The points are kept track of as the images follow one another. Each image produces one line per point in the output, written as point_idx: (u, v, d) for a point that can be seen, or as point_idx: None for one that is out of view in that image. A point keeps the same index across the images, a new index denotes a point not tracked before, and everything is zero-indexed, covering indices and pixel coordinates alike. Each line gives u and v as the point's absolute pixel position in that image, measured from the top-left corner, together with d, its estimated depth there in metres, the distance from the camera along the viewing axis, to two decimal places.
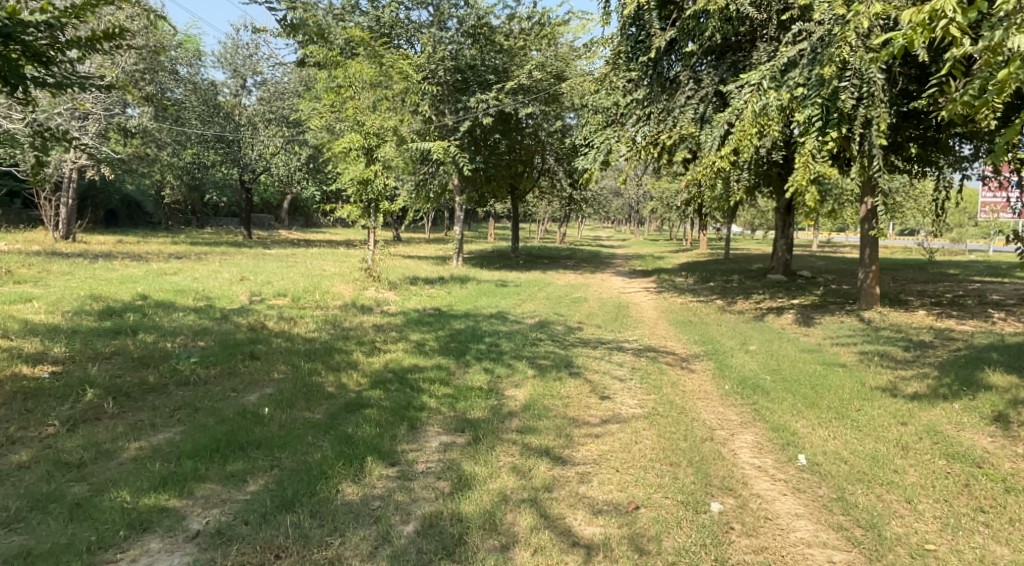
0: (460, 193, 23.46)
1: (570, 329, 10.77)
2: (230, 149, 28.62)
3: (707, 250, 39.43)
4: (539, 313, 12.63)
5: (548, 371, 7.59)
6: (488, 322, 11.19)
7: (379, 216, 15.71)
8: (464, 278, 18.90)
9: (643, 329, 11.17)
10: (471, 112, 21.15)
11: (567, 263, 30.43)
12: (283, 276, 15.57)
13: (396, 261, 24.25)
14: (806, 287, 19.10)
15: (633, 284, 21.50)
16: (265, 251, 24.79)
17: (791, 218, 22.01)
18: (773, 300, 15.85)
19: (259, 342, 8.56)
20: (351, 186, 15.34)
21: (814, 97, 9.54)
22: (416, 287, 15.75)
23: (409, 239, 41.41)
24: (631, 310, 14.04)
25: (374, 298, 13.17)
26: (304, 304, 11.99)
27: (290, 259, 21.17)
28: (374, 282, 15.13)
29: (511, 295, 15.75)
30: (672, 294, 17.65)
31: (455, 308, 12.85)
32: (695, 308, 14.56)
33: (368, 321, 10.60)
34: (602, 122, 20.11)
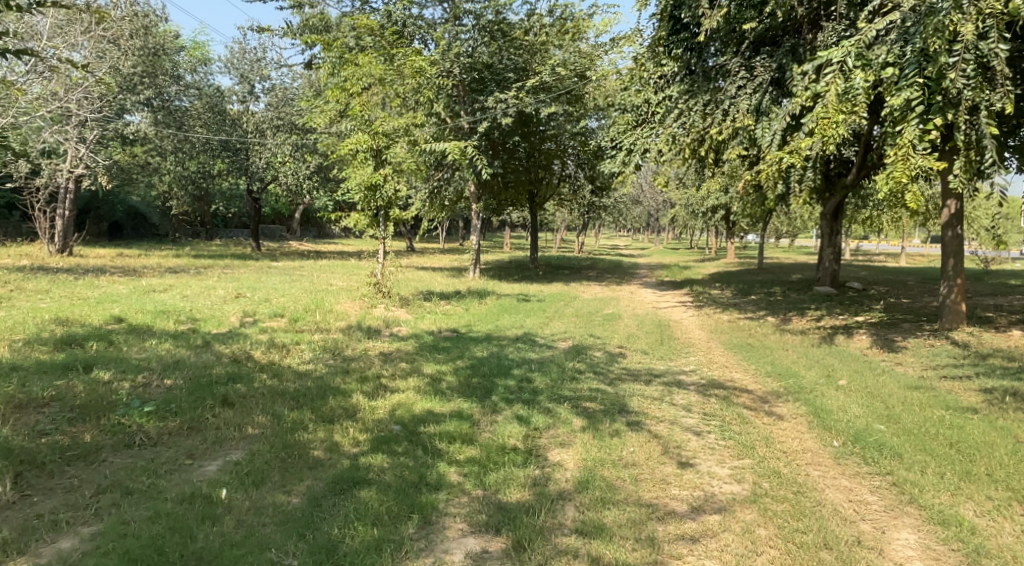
0: (476, 200, 21.88)
1: (613, 356, 9.11)
2: (236, 157, 27.04)
3: (737, 259, 37.47)
4: (573, 335, 10.97)
5: (600, 419, 5.94)
6: (515, 348, 9.56)
7: (390, 226, 14.00)
8: (484, 293, 17.27)
9: (699, 356, 9.48)
10: (489, 113, 19.51)
11: (591, 274, 28.66)
12: (283, 292, 13.99)
13: (410, 274, 22.65)
14: (861, 301, 17.28)
15: (666, 297, 19.78)
16: (270, 264, 23.29)
17: (838, 225, 20.42)
18: (833, 317, 14.09)
19: (238, 380, 6.99)
20: (358, 193, 13.62)
21: (913, 77, 7.83)
22: (431, 304, 14.12)
23: (423, 250, 39.79)
24: (674, 330, 12.36)
25: (383, 318, 11.56)
26: (302, 326, 10.39)
27: (295, 273, 19.62)
28: (384, 299, 13.50)
29: (537, 313, 14.09)
30: (714, 310, 15.89)
31: (475, 329, 11.22)
32: (747, 327, 12.85)
33: (375, 348, 9.01)
34: (631, 122, 18.54)
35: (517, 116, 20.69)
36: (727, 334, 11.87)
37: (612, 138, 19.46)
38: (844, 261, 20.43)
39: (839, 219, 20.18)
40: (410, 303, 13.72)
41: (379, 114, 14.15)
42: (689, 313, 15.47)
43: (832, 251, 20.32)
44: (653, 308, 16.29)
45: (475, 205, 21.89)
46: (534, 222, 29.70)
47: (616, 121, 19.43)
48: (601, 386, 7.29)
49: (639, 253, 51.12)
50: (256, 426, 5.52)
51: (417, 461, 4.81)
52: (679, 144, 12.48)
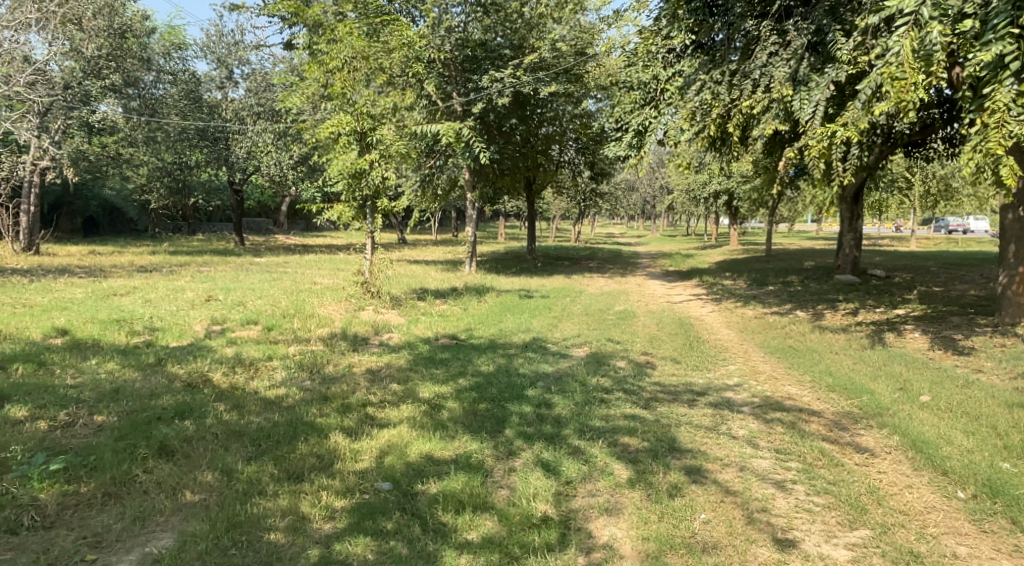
0: (470, 189, 20.43)
1: (640, 367, 7.76)
2: (213, 147, 25.39)
3: (741, 246, 36.07)
4: (589, 339, 9.61)
5: (644, 464, 4.66)
6: (524, 359, 8.20)
7: (378, 218, 12.54)
8: (482, 290, 15.83)
9: (741, 364, 8.12)
10: (484, 92, 18.11)
11: (592, 265, 27.26)
12: (261, 294, 12.57)
13: (401, 269, 21.22)
14: (892, 291, 15.90)
15: (677, 289, 18.45)
16: (252, 260, 21.82)
17: (859, 209, 19.15)
18: (870, 310, 12.75)
19: (188, 413, 5.65)
20: (341, 181, 12.12)
21: (1004, 28, 6.51)
22: (425, 304, 12.70)
23: (415, 242, 38.29)
24: (699, 329, 11.02)
25: (372, 324, 10.15)
26: (278, 335, 8.98)
27: (277, 270, 18.13)
28: (373, 300, 12.07)
29: (542, 311, 12.71)
30: (735, 303, 14.55)
31: (476, 334, 9.83)
32: (778, 325, 11.49)
33: (361, 363, 7.63)
34: (638, 101, 17.12)
35: (514, 96, 19.21)
36: (759, 334, 10.53)
37: (616, 118, 18.05)
38: (865, 248, 19.18)
39: (861, 202, 19.00)
40: (401, 304, 12.31)
41: (364, 91, 12.68)
42: (708, 308, 14.10)
43: (853, 237, 19.07)
44: (668, 303, 14.95)
45: (469, 194, 20.46)
46: (531, 210, 28.15)
47: (621, 101, 18.05)
48: (639, 411, 5.98)
49: (637, 240, 49.64)
50: (199, 489, 4.32)
51: (414, 550, 3.82)
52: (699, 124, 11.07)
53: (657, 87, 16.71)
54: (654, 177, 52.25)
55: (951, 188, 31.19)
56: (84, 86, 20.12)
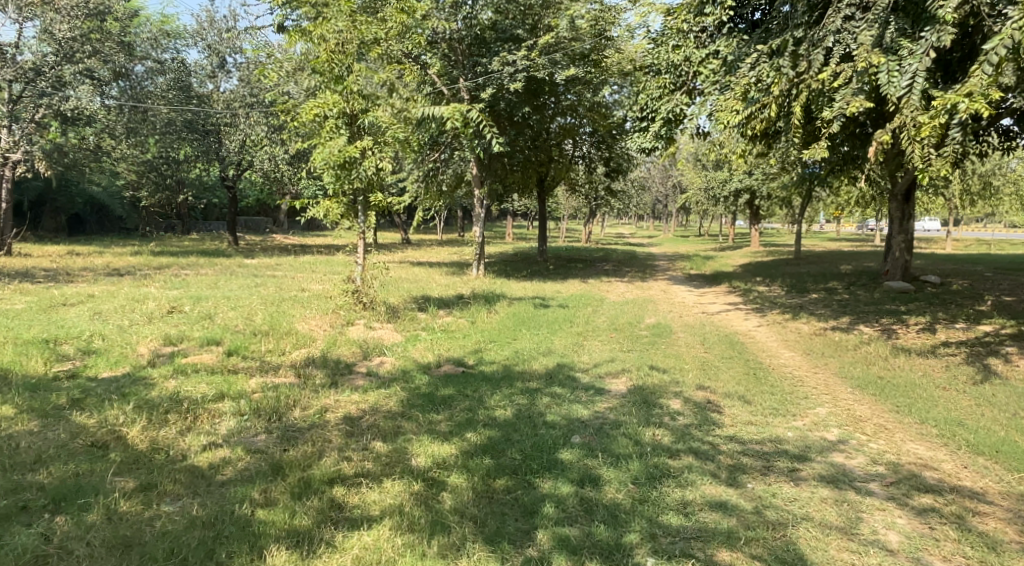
0: (478, 185, 18.59)
1: (705, 412, 5.97)
2: (202, 139, 23.54)
3: (762, 247, 34.11)
4: (627, 366, 7.79)
5: None
6: (552, 396, 6.42)
7: (372, 217, 10.67)
8: (493, 298, 13.99)
9: (831, 406, 6.32)
10: (493, 77, 16.42)
11: (609, 268, 25.37)
12: (235, 304, 10.75)
13: (402, 273, 19.45)
14: (956, 302, 14.03)
15: (709, 295, 16.62)
16: (241, 262, 20.02)
17: (911, 208, 17.40)
18: (947, 327, 10.90)
19: (73, 500, 4.05)
20: (327, 171, 10.24)
21: None
22: (426, 318, 10.89)
23: (420, 243, 36.54)
24: (754, 351, 9.15)
25: (360, 344, 8.37)
26: (240, 362, 7.16)
27: (264, 274, 16.34)
28: (365, 313, 10.24)
29: (562, 326, 10.89)
30: (782, 316, 12.73)
31: (487, 359, 8.02)
32: (847, 347, 9.62)
33: (340, 404, 5.86)
34: (668, 86, 15.31)
35: (527, 83, 17.42)
36: (832, 360, 8.67)
37: (640, 106, 16.27)
38: (917, 251, 17.45)
39: (912, 202, 17.32)
40: (397, 317, 10.51)
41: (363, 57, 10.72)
42: (753, 321, 12.23)
43: (903, 239, 17.33)
44: (704, 314, 13.08)
45: (477, 190, 18.62)
46: (543, 210, 26.24)
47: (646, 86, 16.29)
48: (725, 492, 4.26)
49: (650, 241, 47.63)
50: None
51: None
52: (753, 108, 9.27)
53: (689, 70, 14.91)
54: (668, 176, 50.21)
55: (990, 185, 29.22)
56: (59, 71, 18.27)
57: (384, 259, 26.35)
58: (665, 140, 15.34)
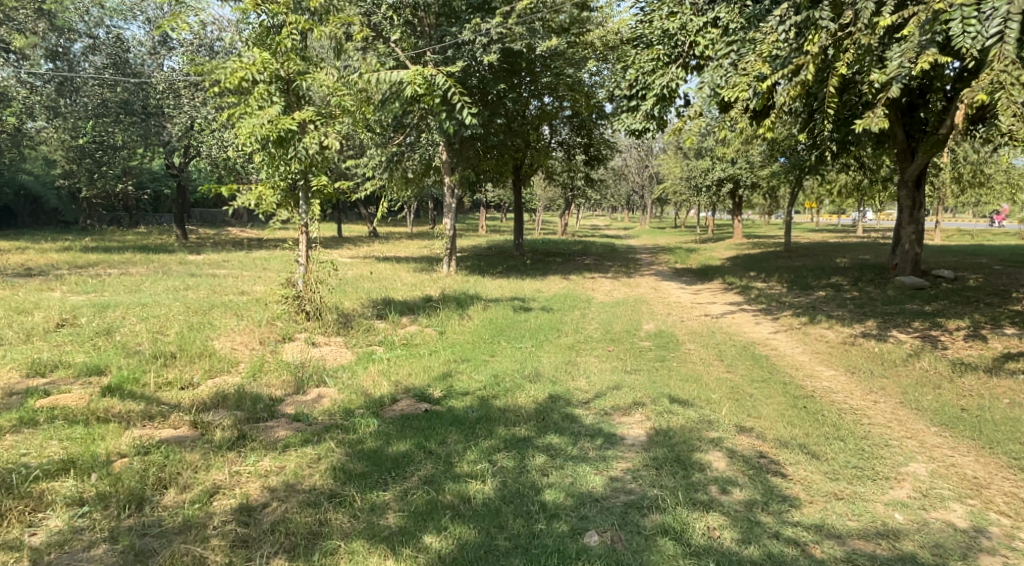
0: (448, 171, 16.87)
1: (769, 482, 4.28)
2: (141, 122, 21.15)
3: (746, 240, 32.59)
4: (640, 396, 6.03)
5: None
6: (547, 450, 4.68)
7: (317, 206, 8.58)
8: (464, 301, 12.11)
9: (928, 460, 4.70)
10: (465, 48, 14.59)
11: (590, 262, 23.59)
12: (148, 313, 8.79)
13: (364, 272, 17.54)
14: (985, 301, 12.56)
15: (704, 293, 14.98)
16: (183, 258, 17.91)
17: (921, 196, 15.96)
18: (996, 333, 9.35)
19: None
20: (256, 150, 8.10)
21: None
22: (384, 330, 9.00)
23: (387, 236, 34.49)
24: (789, 372, 7.40)
25: (295, 369, 6.46)
26: (116, 402, 5.23)
27: (202, 273, 14.31)
28: (307, 324, 8.34)
29: (550, 337, 9.10)
30: (798, 319, 11.13)
31: (458, 387, 6.21)
32: (892, 361, 7.97)
33: (240, 480, 4.20)
34: (661, 58, 13.60)
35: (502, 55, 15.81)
36: (885, 382, 6.98)
37: (629, 82, 14.56)
38: (928, 243, 16.01)
39: (924, 189, 15.85)
40: (347, 330, 8.60)
41: (312, 11, 8.50)
42: (768, 327, 10.54)
43: (914, 231, 15.86)
44: (709, 317, 11.37)
45: (447, 178, 16.92)
46: (518, 200, 24.32)
47: (635, 59, 14.55)
48: None
49: (626, 234, 46.01)
50: None
51: None
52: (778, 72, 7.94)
53: (685, 40, 13.14)
54: (644, 166, 48.58)
55: (983, 175, 28.05)
56: None
57: (346, 255, 24.24)
58: (657, 121, 14.12)
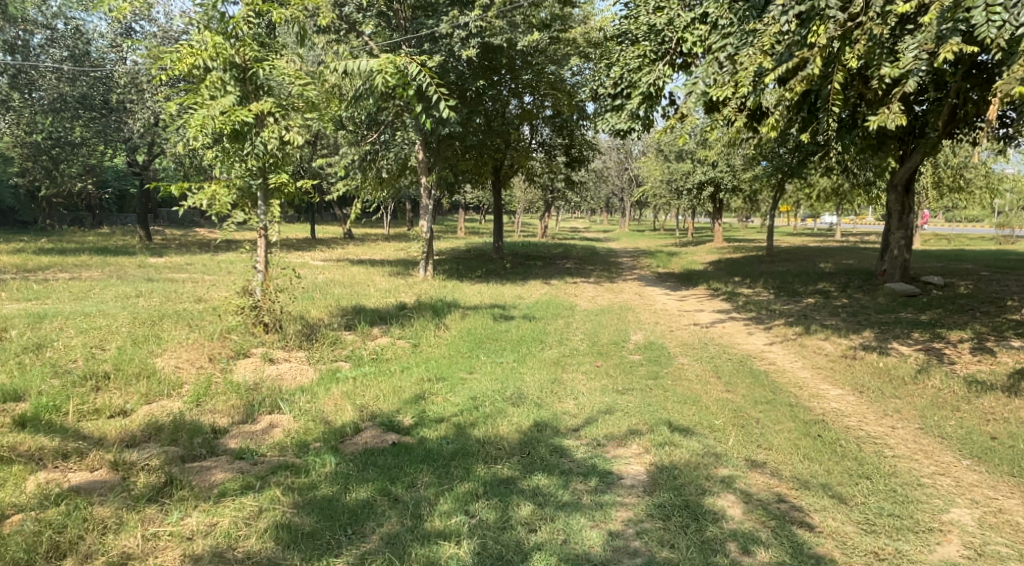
0: (424, 172, 16.19)
1: (794, 539, 3.77)
2: (101, 117, 20.27)
3: (727, 243, 32.22)
4: (635, 422, 5.41)
5: None
6: (535, 494, 4.11)
7: (277, 207, 7.72)
8: (440, 308, 11.42)
9: (969, 505, 4.22)
10: (442, 43, 13.91)
11: (570, 266, 22.98)
12: (89, 323, 7.99)
13: (335, 276, 16.77)
14: (980, 309, 12.14)
15: (690, 300, 14.42)
16: (143, 262, 17.01)
17: (911, 200, 15.56)
18: (1003, 345, 8.87)
19: None
20: (208, 145, 7.30)
21: None
22: (352, 343, 8.28)
23: (361, 237, 33.60)
24: (793, 391, 6.80)
25: (247, 391, 5.72)
26: (28, 437, 4.49)
27: (160, 277, 13.45)
28: (266, 338, 7.58)
29: (532, 350, 8.45)
30: (791, 329, 10.60)
31: (432, 412, 5.54)
32: (901, 378, 7.41)
33: (158, 545, 3.65)
34: (647, 55, 13.03)
35: (481, 51, 15.22)
36: (899, 403, 6.40)
37: (613, 80, 13.97)
38: (916, 248, 15.61)
39: (913, 194, 15.43)
40: (310, 343, 7.86)
41: None
42: (762, 338, 9.99)
43: (903, 236, 15.43)
44: (699, 327, 10.80)
45: (423, 178, 16.27)
46: (497, 202, 23.65)
47: (620, 56, 13.95)
48: None
49: (605, 236, 45.54)
50: None
51: None
52: (782, 65, 7.42)
53: (672, 36, 12.56)
54: (623, 169, 48.19)
55: (963, 179, 27.94)
56: None
57: (319, 257, 23.39)
58: (643, 120, 13.54)
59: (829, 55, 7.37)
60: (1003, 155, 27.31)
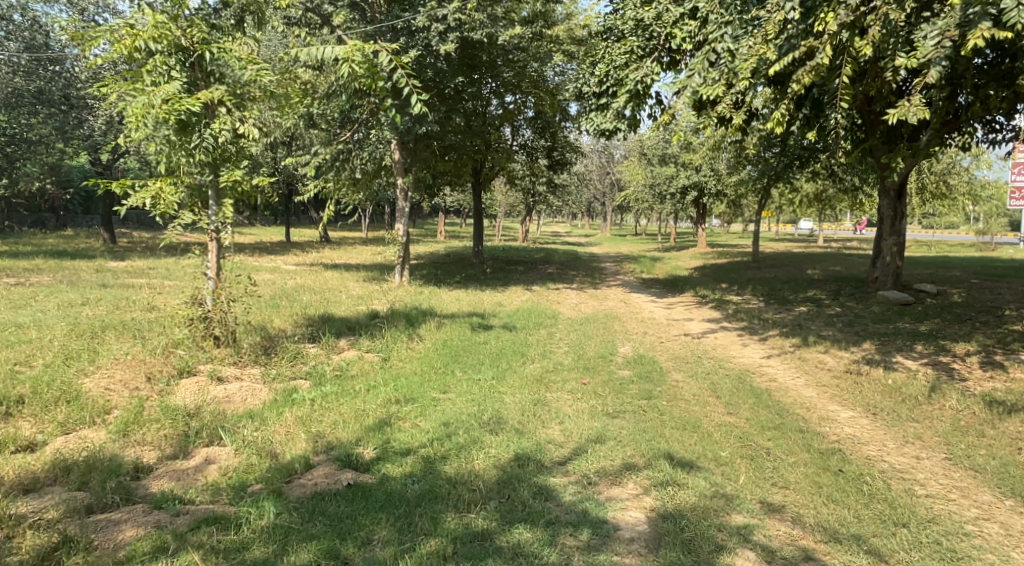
0: (401, 173, 15.52)
1: None
2: (60, 113, 19.30)
3: (710, 249, 31.72)
4: (630, 454, 4.76)
5: None
6: (514, 556, 3.57)
7: (229, 207, 6.79)
8: (415, 317, 10.68)
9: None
10: (419, 37, 13.22)
11: (552, 272, 22.32)
12: (20, 336, 7.21)
13: (306, 282, 15.99)
14: (979, 319, 11.63)
15: (677, 307, 13.83)
16: (102, 266, 16.10)
17: (903, 205, 15.04)
18: (1013, 359, 8.32)
19: None
20: (150, 137, 6.48)
21: None
22: (315, 357, 7.53)
23: (338, 241, 32.74)
24: (802, 415, 6.13)
25: (183, 418, 4.99)
26: None
27: (116, 283, 12.62)
28: (217, 355, 6.73)
29: (513, 364, 7.76)
30: (786, 340, 10.02)
31: (397, 441, 4.85)
32: (913, 396, 6.79)
33: None
34: (635, 51, 12.42)
35: (460, 47, 14.61)
36: (919, 428, 5.77)
37: (598, 77, 13.39)
38: (908, 254, 15.09)
39: (905, 200, 14.85)
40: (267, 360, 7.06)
41: None
42: (757, 350, 9.38)
43: (896, 242, 14.86)
44: (690, 337, 10.17)
45: (399, 179, 15.58)
46: (477, 205, 22.95)
47: (605, 53, 13.36)
48: None
49: (587, 241, 44.98)
50: None
51: None
52: (788, 56, 6.84)
53: (661, 31, 11.96)
54: (605, 174, 47.71)
55: (947, 186, 27.68)
56: None
57: (292, 261, 22.56)
58: (629, 120, 12.89)
59: (838, 47, 6.79)
60: (987, 161, 27.08)
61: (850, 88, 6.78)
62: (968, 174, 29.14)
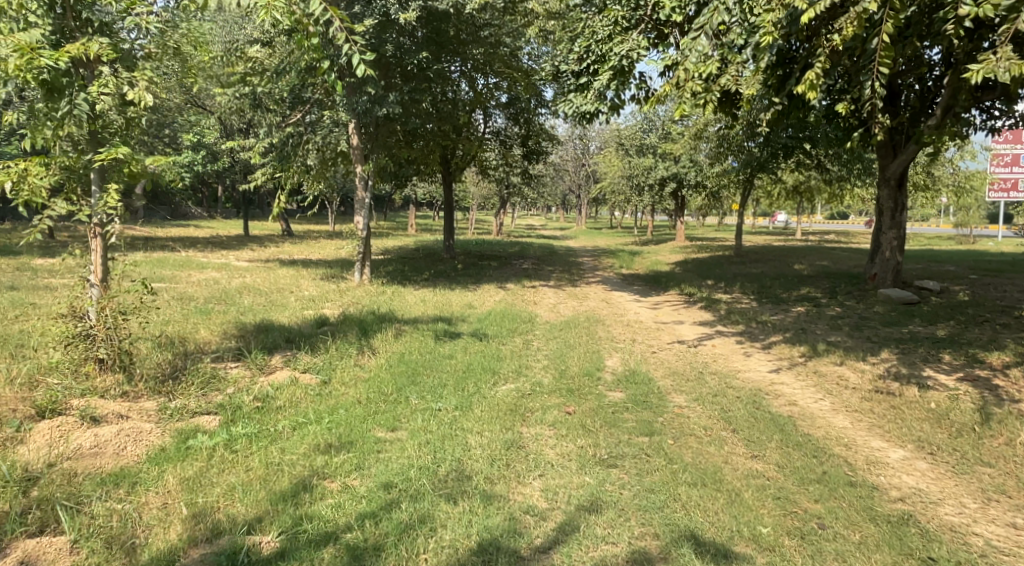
0: (360, 159, 14.05)
1: None
2: None
3: (690, 243, 30.56)
4: (639, 533, 3.68)
5: None
6: None
7: (113, 193, 5.34)
8: (369, 325, 9.25)
9: None
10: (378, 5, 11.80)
11: (527, 267, 20.92)
12: None
13: (254, 281, 14.45)
14: (1000, 320, 10.43)
15: (664, 308, 12.55)
16: (26, 263, 14.47)
17: (904, 195, 13.81)
18: None
19: None
20: (6, 100, 5.11)
21: None
22: (234, 382, 6.14)
23: (301, 235, 31.07)
24: (844, 454, 4.87)
25: (17, 486, 3.80)
26: None
27: (28, 282, 11.09)
28: (99, 384, 5.42)
29: (479, 387, 6.42)
30: (794, 348, 8.72)
31: (317, 519, 3.72)
32: (965, 424, 5.57)
33: None
34: (619, 23, 11.22)
35: (425, 18, 13.21)
36: (997, 476, 4.56)
37: (579, 54, 12.13)
38: (908, 249, 13.82)
39: (906, 190, 13.52)
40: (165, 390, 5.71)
41: None
42: (760, 358, 8.15)
43: (896, 235, 13.52)
44: (683, 346, 8.92)
45: (358, 167, 14.15)
46: (448, 196, 21.48)
47: (586, 25, 12.07)
48: None
49: (562, 235, 43.63)
50: None
51: None
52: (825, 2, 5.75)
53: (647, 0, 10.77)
54: (580, 166, 46.37)
55: (932, 178, 26.73)
56: None
57: (245, 257, 20.96)
58: (612, 102, 11.61)
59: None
60: (973, 152, 26.11)
61: (892, 50, 5.75)
62: (953, 166, 28.20)
